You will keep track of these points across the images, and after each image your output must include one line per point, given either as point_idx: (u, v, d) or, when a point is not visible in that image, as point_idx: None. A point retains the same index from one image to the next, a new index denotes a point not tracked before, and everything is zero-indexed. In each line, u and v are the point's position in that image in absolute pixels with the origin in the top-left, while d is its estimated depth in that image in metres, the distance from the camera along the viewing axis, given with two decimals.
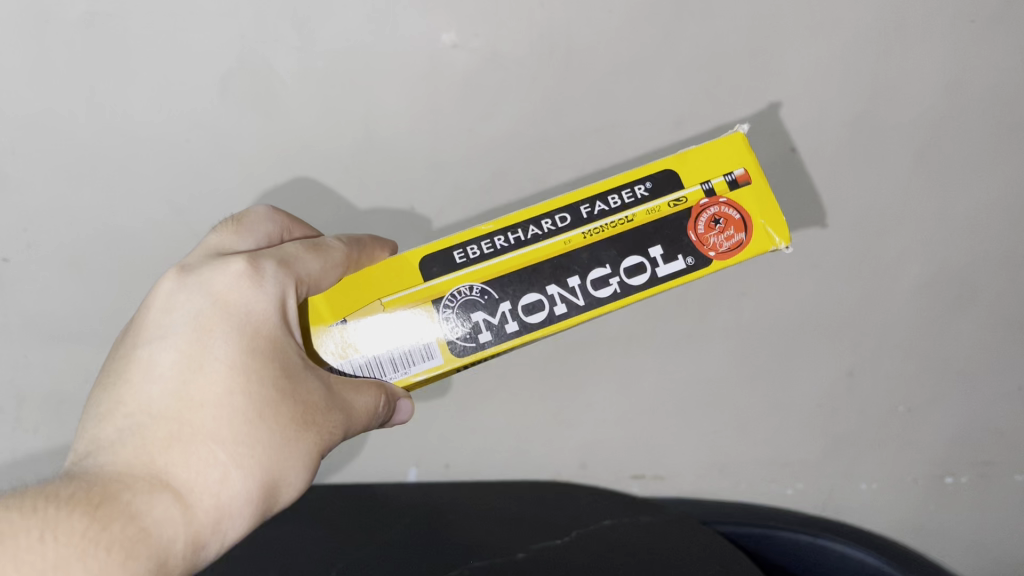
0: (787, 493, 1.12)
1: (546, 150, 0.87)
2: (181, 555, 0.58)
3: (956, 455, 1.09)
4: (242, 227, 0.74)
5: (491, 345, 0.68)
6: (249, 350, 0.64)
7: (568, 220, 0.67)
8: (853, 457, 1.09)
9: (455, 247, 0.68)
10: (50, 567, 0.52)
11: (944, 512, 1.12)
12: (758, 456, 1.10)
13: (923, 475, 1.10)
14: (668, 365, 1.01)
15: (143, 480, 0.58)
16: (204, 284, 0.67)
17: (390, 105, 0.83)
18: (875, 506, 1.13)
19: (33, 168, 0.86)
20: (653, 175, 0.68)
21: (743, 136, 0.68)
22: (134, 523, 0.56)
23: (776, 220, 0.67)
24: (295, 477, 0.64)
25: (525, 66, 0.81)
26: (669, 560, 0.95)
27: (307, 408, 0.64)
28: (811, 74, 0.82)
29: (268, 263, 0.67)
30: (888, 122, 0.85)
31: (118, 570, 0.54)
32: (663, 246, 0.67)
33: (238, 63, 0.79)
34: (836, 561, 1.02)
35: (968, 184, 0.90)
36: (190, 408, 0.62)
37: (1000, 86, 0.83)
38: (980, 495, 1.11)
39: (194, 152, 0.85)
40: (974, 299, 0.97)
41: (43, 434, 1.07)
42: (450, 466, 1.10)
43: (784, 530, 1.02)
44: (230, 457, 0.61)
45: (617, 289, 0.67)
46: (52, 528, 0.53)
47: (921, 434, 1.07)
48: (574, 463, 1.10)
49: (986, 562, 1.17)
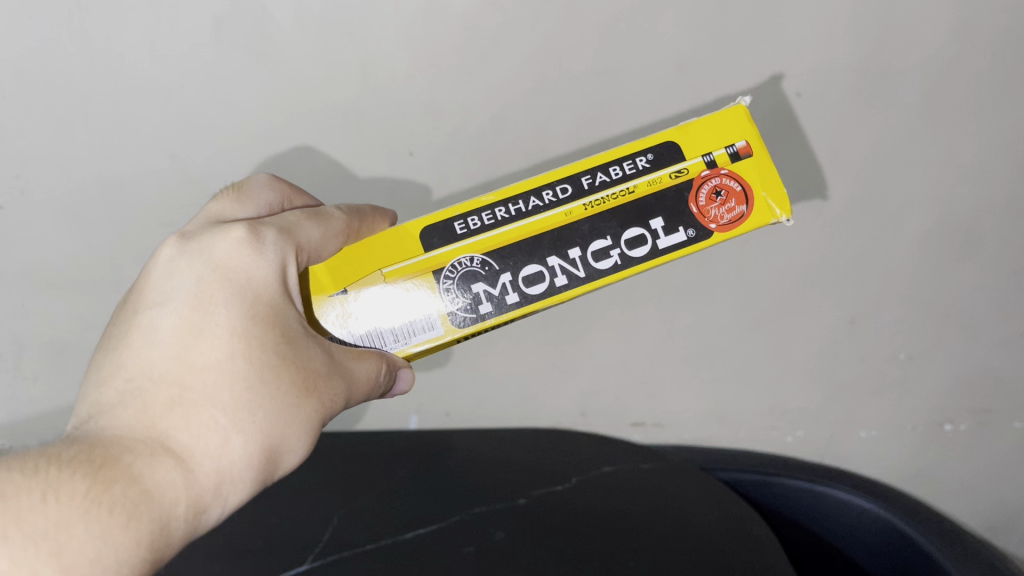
0: (786, 441, 1.14)
1: (547, 94, 0.86)
2: (183, 518, 0.56)
3: (956, 403, 1.09)
4: (243, 195, 0.75)
5: (492, 317, 0.69)
6: (250, 316, 0.63)
7: (570, 191, 0.69)
8: (851, 407, 1.10)
9: (457, 218, 0.69)
10: (53, 526, 0.50)
11: (941, 457, 1.13)
12: (757, 403, 1.12)
13: (922, 423, 1.11)
14: (669, 314, 1.01)
15: (145, 445, 0.57)
16: (203, 251, 0.66)
17: (388, 48, 0.82)
18: (872, 451, 1.14)
19: (23, 113, 0.85)
20: (654, 147, 0.69)
21: (745, 109, 0.69)
22: (135, 486, 0.54)
23: (778, 192, 0.68)
24: (295, 442, 0.63)
25: (526, 8, 0.79)
26: (670, 504, 0.98)
27: (307, 374, 0.64)
28: (818, 16, 0.80)
29: (268, 231, 0.67)
30: (896, 67, 0.83)
31: (121, 532, 0.52)
32: (665, 219, 0.68)
33: (231, 5, 0.77)
34: (834, 507, 1.03)
35: (976, 130, 0.88)
36: (191, 372, 0.61)
37: (1014, 30, 0.81)
38: (979, 442, 1.12)
39: (188, 97, 0.84)
40: (979, 248, 0.96)
41: (43, 382, 1.08)
42: (451, 413, 1.12)
43: (784, 477, 1.03)
44: (231, 421, 0.60)
45: (616, 262, 0.68)
46: (54, 489, 0.51)
47: (921, 381, 1.08)
48: (574, 411, 1.12)
49: (984, 507, 1.19)
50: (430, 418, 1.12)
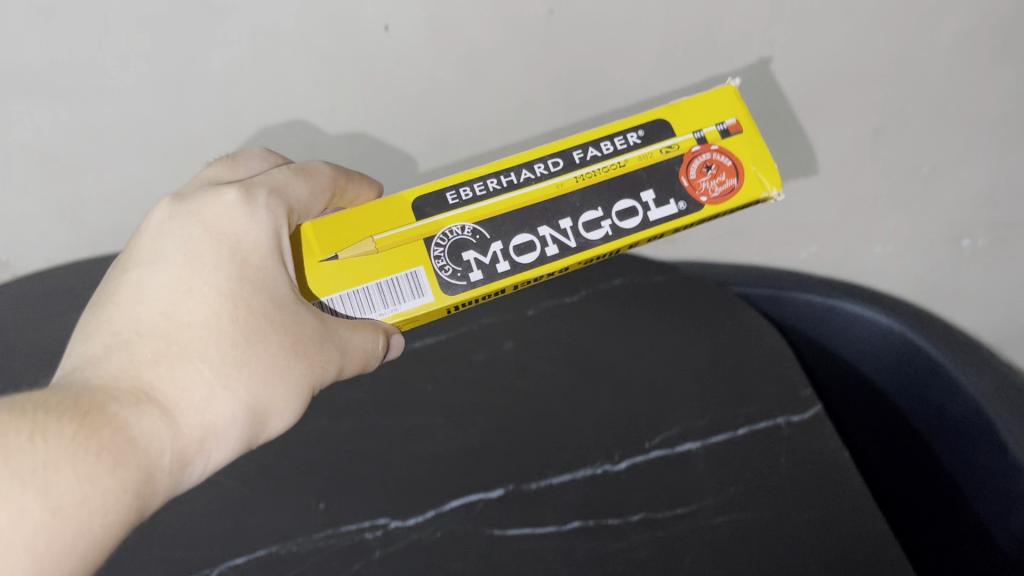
0: (800, 254, 1.18)
1: None
2: (166, 469, 0.57)
3: (976, 217, 1.10)
4: (236, 163, 0.77)
5: (482, 284, 0.69)
6: (238, 279, 0.64)
7: (561, 164, 0.72)
8: (870, 221, 1.13)
9: (448, 188, 0.71)
10: (40, 466, 0.49)
11: (958, 266, 1.17)
12: (774, 220, 1.13)
13: (940, 237, 1.14)
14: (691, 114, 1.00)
15: (130, 396, 0.57)
16: (194, 212, 0.66)
17: None
18: (889, 262, 1.19)
19: None
20: (645, 124, 0.72)
21: (734, 90, 0.73)
22: (120, 433, 0.54)
23: (768, 168, 0.70)
24: (283, 403, 0.64)
25: None
26: (681, 314, 1.01)
27: (298, 339, 0.64)
28: None
29: (260, 194, 0.68)
30: None
31: (106, 478, 0.52)
32: (655, 192, 0.70)
33: None
34: (846, 320, 1.04)
35: None
36: (179, 328, 0.61)
37: None
38: (996, 252, 1.14)
39: None
40: (1018, 50, 0.92)
41: None
42: None
43: (794, 291, 1.05)
44: (217, 376, 0.61)
45: (609, 232, 0.70)
46: (42, 429, 0.51)
47: (942, 193, 1.08)
48: None
49: (997, 310, 1.24)
50: None
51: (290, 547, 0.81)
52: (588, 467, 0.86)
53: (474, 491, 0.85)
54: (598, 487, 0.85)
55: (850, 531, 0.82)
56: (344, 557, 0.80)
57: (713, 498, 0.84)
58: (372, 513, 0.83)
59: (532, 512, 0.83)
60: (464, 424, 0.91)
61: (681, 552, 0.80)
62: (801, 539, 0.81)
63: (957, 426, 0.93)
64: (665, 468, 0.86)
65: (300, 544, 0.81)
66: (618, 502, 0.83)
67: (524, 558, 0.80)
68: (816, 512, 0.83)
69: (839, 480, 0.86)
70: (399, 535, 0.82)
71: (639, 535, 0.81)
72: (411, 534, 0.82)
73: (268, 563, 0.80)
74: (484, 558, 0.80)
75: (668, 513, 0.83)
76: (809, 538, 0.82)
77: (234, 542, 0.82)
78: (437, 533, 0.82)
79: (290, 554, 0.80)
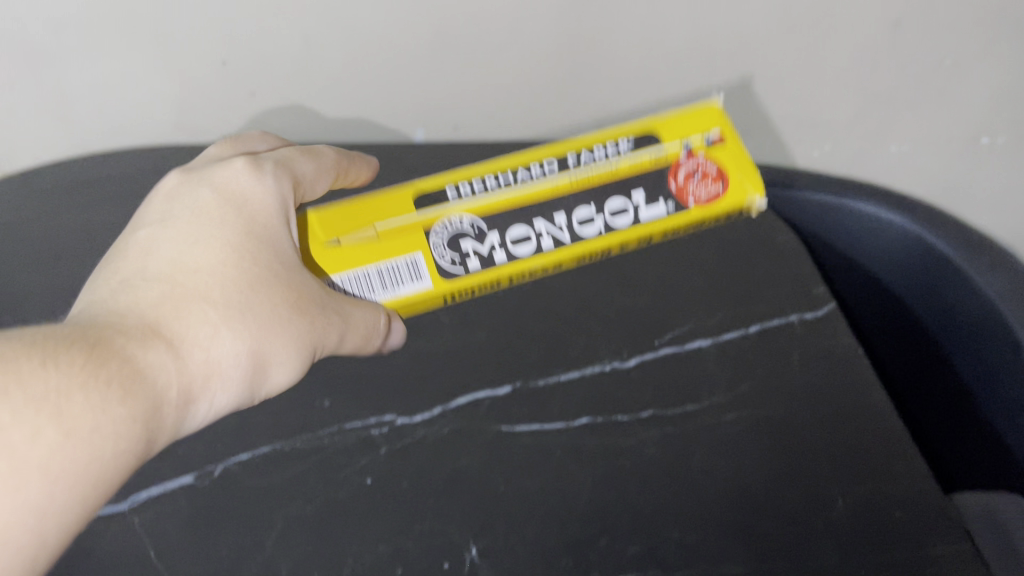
0: (813, 154, 1.20)
1: None
2: (173, 402, 0.66)
3: (996, 113, 1.13)
4: (237, 142, 0.90)
5: (475, 410, 0.83)
6: (246, 235, 0.77)
7: (555, 166, 0.86)
8: (887, 115, 1.14)
9: (449, 185, 0.86)
10: (53, 389, 0.57)
11: (981, 167, 1.22)
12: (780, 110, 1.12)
13: (960, 137, 1.17)
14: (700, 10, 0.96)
15: (208, 320, 0.71)
16: (206, 177, 0.81)
17: None
18: (905, 162, 1.22)
19: None
20: (636, 135, 0.87)
21: (717, 107, 0.88)
22: (128, 364, 0.63)
23: (753, 178, 0.85)
24: (280, 351, 0.75)
25: None
26: None
27: (301, 296, 0.76)
28: None
29: (267, 163, 0.83)
30: None
31: (118, 406, 0.61)
32: (647, 207, 0.85)
33: None
34: (859, 221, 0.99)
35: None
36: (187, 274, 0.73)
37: None
38: (1015, 146, 1.18)
39: None
40: None
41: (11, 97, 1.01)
42: (458, 129, 1.13)
43: (806, 191, 0.99)
44: (220, 317, 0.71)
45: (601, 230, 0.85)
46: (52, 358, 0.59)
47: (965, 82, 1.09)
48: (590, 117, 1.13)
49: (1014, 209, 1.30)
50: (437, 133, 1.13)
51: (293, 445, 0.81)
52: (593, 367, 0.86)
53: (479, 389, 0.85)
54: (605, 385, 0.85)
55: (871, 495, 0.77)
56: (351, 453, 0.81)
57: (723, 395, 0.83)
58: (379, 410, 0.84)
59: (538, 408, 0.83)
60: (469, 322, 0.90)
61: (690, 448, 0.80)
62: (816, 433, 0.81)
63: (967, 331, 0.93)
64: (672, 367, 0.85)
65: (304, 441, 0.82)
66: (626, 401, 0.83)
67: (530, 454, 0.80)
68: (830, 408, 0.82)
69: (851, 374, 0.84)
70: (407, 432, 0.82)
71: (647, 432, 0.81)
72: (418, 430, 0.82)
73: (271, 460, 0.80)
74: (490, 451, 0.81)
75: (677, 411, 0.83)
76: (823, 434, 0.81)
77: (238, 436, 0.82)
78: (444, 431, 0.82)
79: (294, 451, 0.81)
